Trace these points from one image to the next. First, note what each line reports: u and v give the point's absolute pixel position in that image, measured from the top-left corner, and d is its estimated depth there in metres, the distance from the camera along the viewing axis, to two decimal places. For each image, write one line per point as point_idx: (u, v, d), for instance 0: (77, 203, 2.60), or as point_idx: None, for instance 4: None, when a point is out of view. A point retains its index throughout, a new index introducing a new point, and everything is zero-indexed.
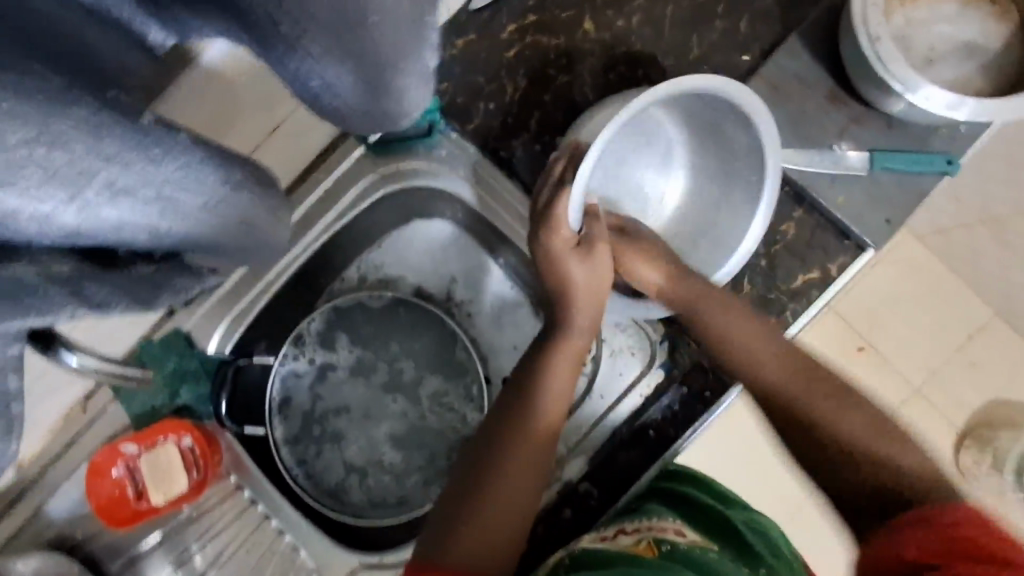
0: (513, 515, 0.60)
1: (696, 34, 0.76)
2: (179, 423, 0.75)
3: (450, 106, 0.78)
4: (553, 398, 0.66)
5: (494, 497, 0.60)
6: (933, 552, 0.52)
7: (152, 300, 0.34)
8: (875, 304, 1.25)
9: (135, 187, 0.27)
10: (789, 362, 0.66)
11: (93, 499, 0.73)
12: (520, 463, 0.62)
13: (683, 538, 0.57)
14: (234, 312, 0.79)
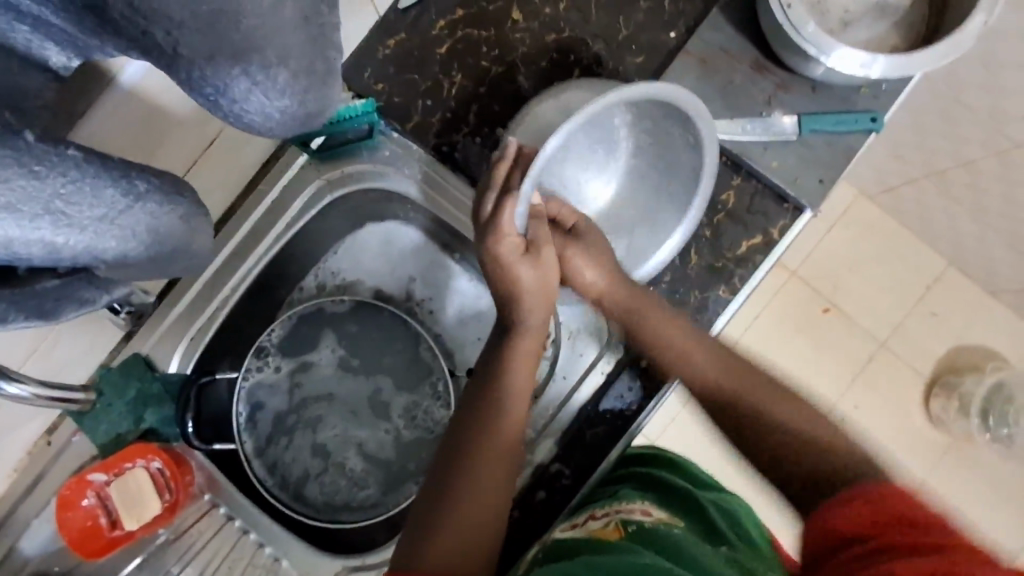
0: (488, 511, 0.62)
1: (623, 16, 0.78)
2: (146, 446, 0.75)
3: (388, 106, 0.78)
4: (518, 398, 0.67)
5: (469, 501, 0.61)
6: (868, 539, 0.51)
7: (57, 312, 0.33)
8: (838, 265, 1.30)
9: (23, 202, 0.25)
10: (721, 381, 0.69)
11: (65, 533, 0.72)
12: (489, 461, 0.63)
13: (649, 517, 0.59)
14: (192, 331, 0.79)
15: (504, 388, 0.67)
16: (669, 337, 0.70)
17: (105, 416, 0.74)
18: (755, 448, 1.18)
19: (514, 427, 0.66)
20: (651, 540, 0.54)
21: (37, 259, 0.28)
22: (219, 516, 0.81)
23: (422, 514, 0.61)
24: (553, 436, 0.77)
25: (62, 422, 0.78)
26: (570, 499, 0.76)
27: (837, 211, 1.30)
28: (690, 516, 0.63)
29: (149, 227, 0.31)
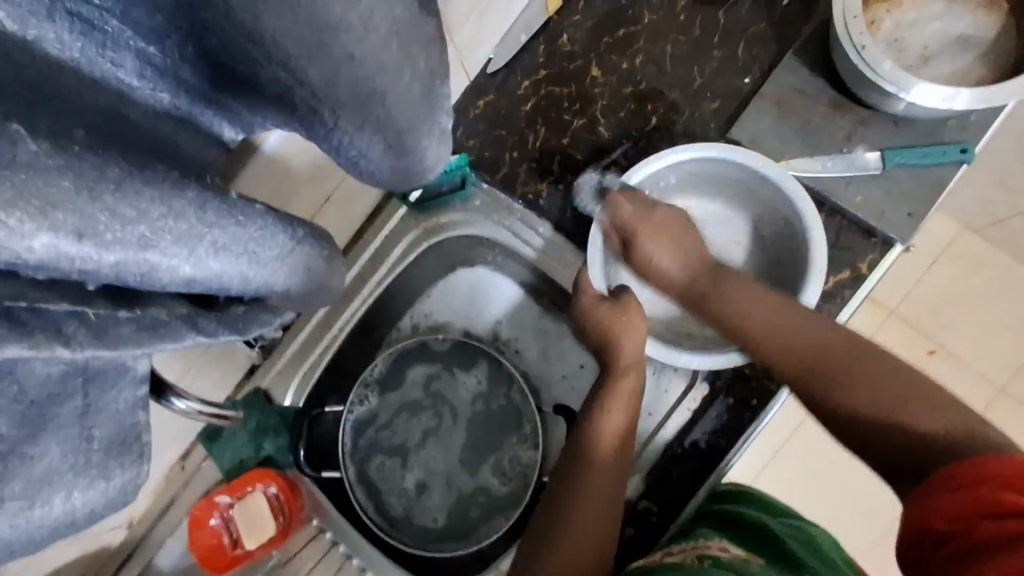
0: (592, 543, 0.64)
1: (697, 66, 0.83)
2: (267, 471, 0.83)
3: (480, 159, 0.86)
4: (615, 441, 0.69)
5: (574, 533, 0.64)
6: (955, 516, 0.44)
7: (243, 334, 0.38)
8: (942, 305, 1.23)
9: (231, 245, 0.32)
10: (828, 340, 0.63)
11: (195, 548, 0.80)
12: (591, 496, 0.66)
13: (727, 553, 0.61)
14: (304, 367, 0.88)
15: (601, 431, 0.69)
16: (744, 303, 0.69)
17: (230, 443, 0.85)
18: (867, 506, 1.12)
19: (617, 464, 0.68)
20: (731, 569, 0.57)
21: (230, 291, 0.35)
22: (326, 541, 0.86)
23: (529, 548, 0.66)
24: (641, 472, 0.78)
25: (194, 449, 0.88)
26: (661, 535, 0.76)
27: (939, 246, 1.24)
28: (769, 548, 0.64)
29: (301, 268, 0.38)
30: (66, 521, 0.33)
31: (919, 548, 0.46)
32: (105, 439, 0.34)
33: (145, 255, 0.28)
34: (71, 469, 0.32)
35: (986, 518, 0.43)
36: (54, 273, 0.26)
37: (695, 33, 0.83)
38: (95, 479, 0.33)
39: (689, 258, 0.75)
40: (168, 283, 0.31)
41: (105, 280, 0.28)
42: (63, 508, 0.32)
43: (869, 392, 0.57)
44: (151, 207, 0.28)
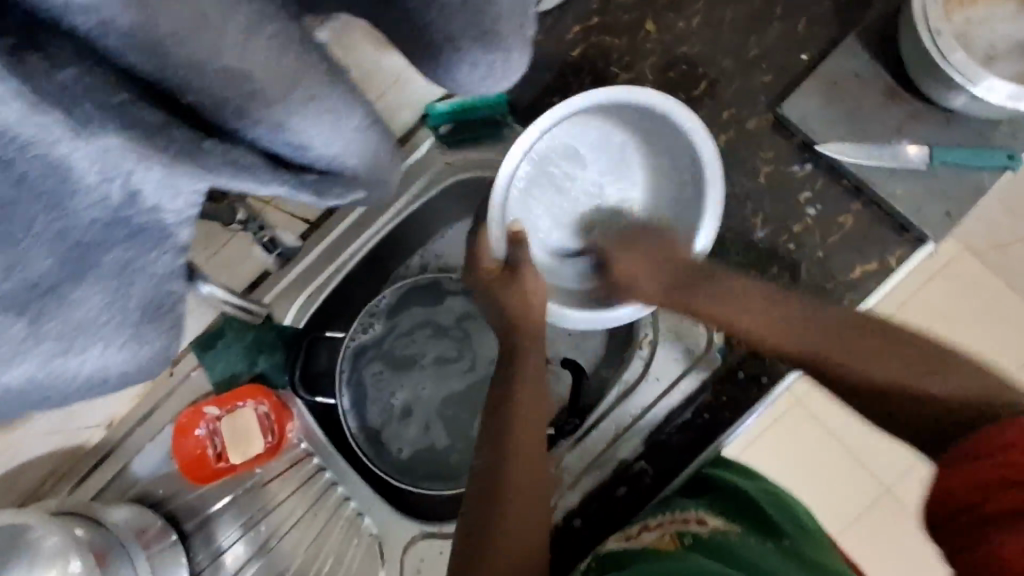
0: (534, 513, 0.60)
1: (755, 36, 0.80)
2: (258, 388, 0.81)
3: (517, 100, 0.83)
4: (531, 396, 0.68)
5: (514, 502, 0.60)
6: (978, 483, 0.44)
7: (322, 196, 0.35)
8: (930, 320, 1.19)
9: (321, 102, 0.31)
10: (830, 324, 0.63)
11: (178, 455, 0.79)
12: (527, 463, 0.63)
13: (705, 526, 0.63)
14: (310, 287, 0.82)
15: (519, 391, 0.68)
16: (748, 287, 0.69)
17: (225, 354, 0.82)
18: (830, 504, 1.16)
19: (539, 416, 0.67)
20: (707, 547, 0.58)
21: (302, 156, 0.33)
22: (311, 466, 0.86)
23: (474, 513, 0.60)
24: (640, 435, 0.78)
25: (183, 358, 0.85)
26: (653, 497, 0.77)
27: (936, 264, 1.21)
28: (748, 510, 0.65)
29: (369, 155, 0.35)
30: (93, 381, 0.32)
31: (946, 514, 0.45)
32: (139, 307, 0.32)
33: (242, 79, 0.28)
34: (112, 321, 0.31)
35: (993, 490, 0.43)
36: (157, 61, 0.26)
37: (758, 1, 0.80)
38: (126, 345, 0.32)
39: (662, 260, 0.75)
40: (251, 126, 0.30)
41: (199, 93, 0.28)
42: (90, 365, 0.31)
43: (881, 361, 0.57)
44: (265, 26, 0.28)
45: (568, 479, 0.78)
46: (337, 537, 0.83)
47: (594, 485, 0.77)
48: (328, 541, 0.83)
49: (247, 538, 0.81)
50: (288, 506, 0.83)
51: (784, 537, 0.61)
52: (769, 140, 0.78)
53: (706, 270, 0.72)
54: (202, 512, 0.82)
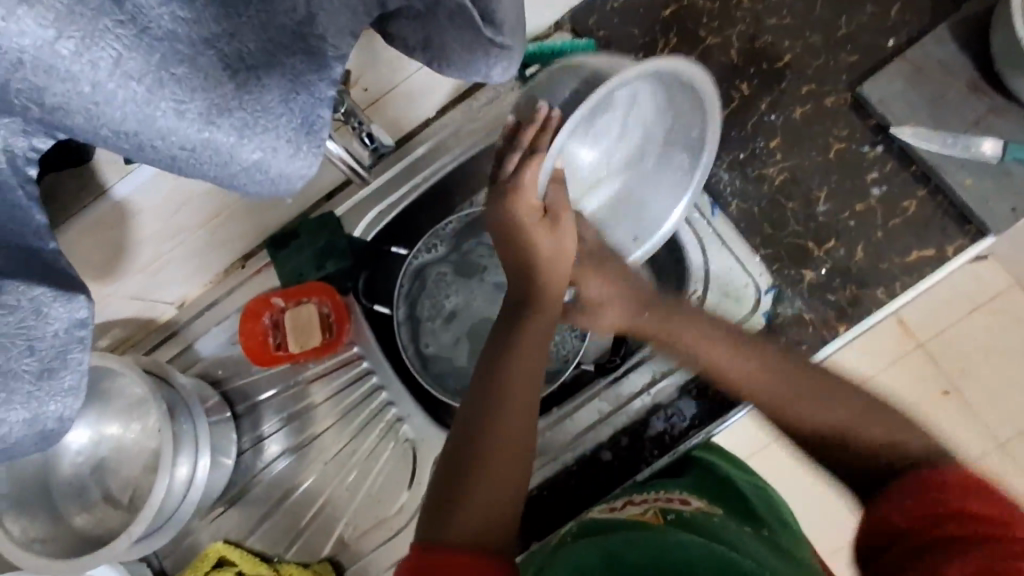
0: (506, 486, 0.59)
1: (846, 15, 0.82)
2: (323, 288, 0.86)
3: (605, 52, 0.87)
4: (524, 370, 0.66)
5: (491, 462, 0.60)
6: (917, 513, 0.50)
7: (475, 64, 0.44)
8: (969, 351, 1.18)
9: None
10: (774, 378, 0.63)
11: (244, 337, 0.85)
12: (509, 420, 0.62)
13: (688, 505, 0.67)
14: (385, 203, 0.89)
15: (510, 364, 0.66)
16: (699, 332, 0.68)
17: (295, 255, 0.87)
18: (839, 515, 1.17)
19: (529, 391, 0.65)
20: (687, 521, 0.63)
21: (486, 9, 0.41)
22: (361, 368, 0.90)
23: (442, 484, 0.59)
24: (679, 382, 0.79)
25: (258, 252, 0.92)
26: (680, 442, 0.79)
27: (988, 296, 1.18)
28: (732, 502, 0.72)
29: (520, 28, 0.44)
30: (257, 169, 0.36)
31: (882, 532, 0.52)
32: (303, 111, 0.37)
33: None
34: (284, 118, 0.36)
35: (948, 519, 0.49)
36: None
37: None
38: (289, 143, 0.37)
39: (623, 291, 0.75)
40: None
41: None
42: (260, 149, 0.35)
43: (837, 414, 0.59)
44: None
45: (600, 413, 0.81)
46: (370, 442, 0.88)
47: (627, 421, 0.80)
48: (362, 443, 0.88)
49: (290, 424, 0.89)
50: (329, 405, 0.89)
51: (760, 527, 0.68)
52: (844, 117, 0.80)
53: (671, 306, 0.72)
54: (252, 398, 0.89)
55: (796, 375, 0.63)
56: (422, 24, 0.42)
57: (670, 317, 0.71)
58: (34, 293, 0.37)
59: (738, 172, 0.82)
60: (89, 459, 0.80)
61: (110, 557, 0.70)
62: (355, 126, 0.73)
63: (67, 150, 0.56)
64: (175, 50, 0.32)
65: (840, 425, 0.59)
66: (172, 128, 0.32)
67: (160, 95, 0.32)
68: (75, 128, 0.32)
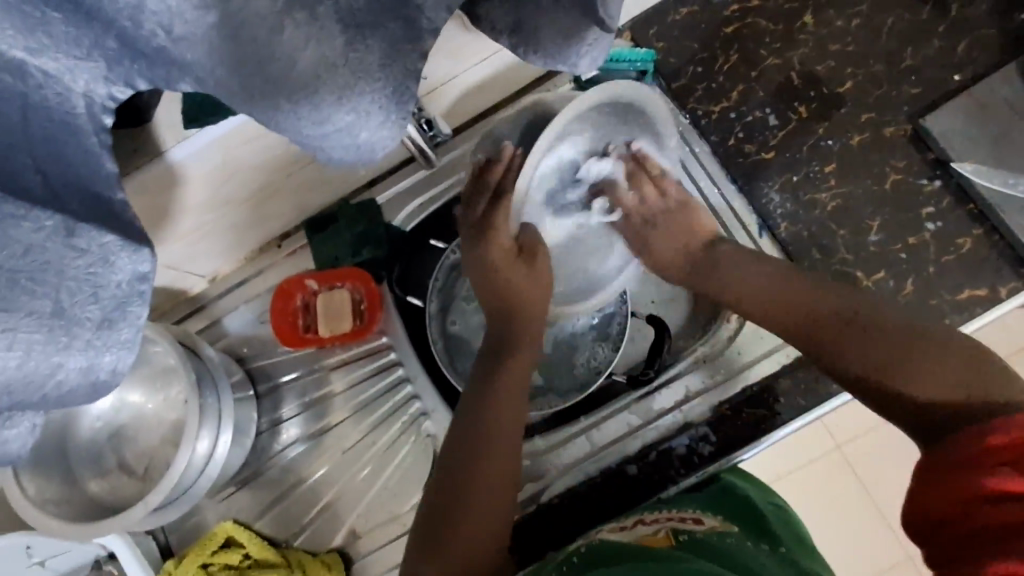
0: (488, 540, 0.64)
1: (912, 47, 0.81)
2: (359, 274, 0.85)
3: (663, 63, 0.86)
4: (501, 430, 0.68)
5: (468, 528, 0.64)
6: (955, 499, 0.47)
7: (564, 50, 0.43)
8: None
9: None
10: (825, 295, 0.66)
11: (275, 317, 0.84)
12: (492, 472, 0.67)
13: (700, 526, 0.66)
14: (428, 196, 0.88)
15: (487, 425, 0.69)
16: (746, 281, 0.72)
17: (334, 239, 0.87)
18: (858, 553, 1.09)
19: (508, 447, 0.68)
20: (698, 544, 0.61)
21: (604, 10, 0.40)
22: (388, 359, 0.88)
23: (422, 532, 0.65)
24: (710, 402, 0.78)
25: (294, 234, 0.91)
26: (709, 464, 0.77)
27: None
28: (750, 518, 0.69)
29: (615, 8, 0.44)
30: (346, 133, 0.37)
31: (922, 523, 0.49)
32: (397, 82, 0.37)
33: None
34: (385, 82, 0.37)
35: (979, 502, 0.45)
36: None
37: (923, 15, 0.82)
38: (382, 112, 0.37)
39: (677, 246, 0.79)
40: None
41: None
42: (353, 113, 0.36)
43: (876, 354, 0.61)
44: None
45: (626, 426, 0.80)
46: (389, 435, 0.86)
47: (656, 438, 0.78)
48: (381, 436, 0.86)
49: (309, 409, 0.88)
50: (349, 394, 0.88)
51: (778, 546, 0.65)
52: (903, 149, 0.79)
53: (712, 252, 0.76)
54: (274, 379, 0.88)
55: (835, 304, 0.65)
56: (515, 7, 0.42)
57: (716, 270, 0.76)
58: (103, 240, 0.36)
59: (789, 195, 0.80)
60: (107, 424, 0.79)
61: (122, 525, 0.69)
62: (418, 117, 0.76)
63: (131, 108, 0.58)
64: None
65: (883, 359, 0.60)
66: (288, 70, 0.34)
67: (284, 34, 0.33)
68: (193, 61, 0.34)
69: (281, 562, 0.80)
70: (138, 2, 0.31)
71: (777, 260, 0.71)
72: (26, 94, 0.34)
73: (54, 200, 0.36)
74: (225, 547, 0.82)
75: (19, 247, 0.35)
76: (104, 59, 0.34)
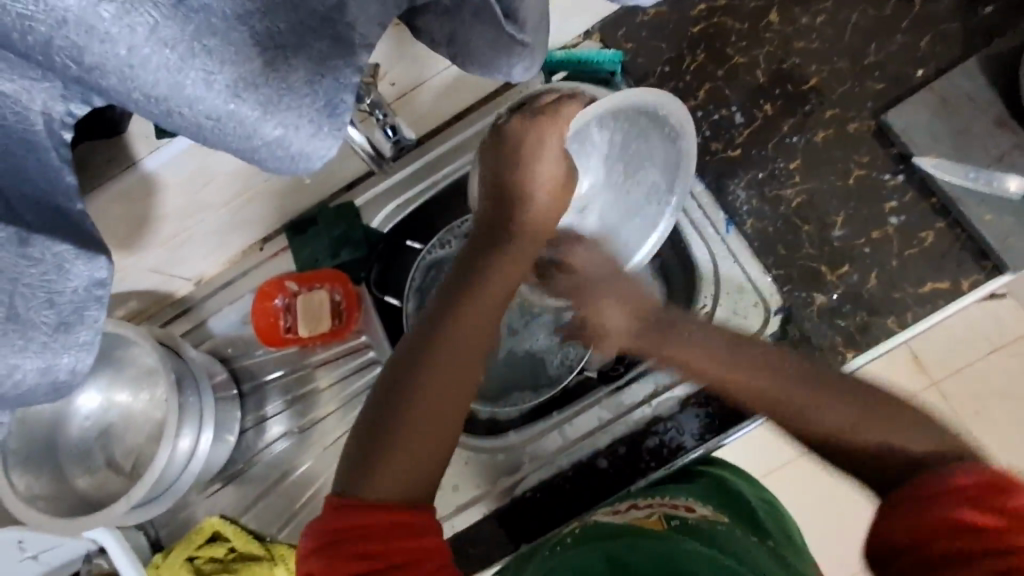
0: (435, 447, 0.60)
1: (875, 44, 0.82)
2: (338, 276, 0.87)
3: (631, 64, 0.87)
4: (466, 347, 0.65)
5: (418, 430, 0.59)
6: (919, 527, 0.46)
7: (493, 61, 0.46)
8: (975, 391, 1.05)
9: None
10: (788, 365, 0.62)
11: (257, 318, 0.87)
12: (451, 380, 0.62)
13: (692, 514, 0.66)
14: (405, 196, 0.90)
15: (454, 334, 0.65)
16: (707, 342, 0.68)
17: (313, 242, 0.89)
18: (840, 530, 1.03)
19: (466, 373, 0.63)
20: (692, 528, 0.61)
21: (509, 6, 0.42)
22: (367, 357, 0.91)
23: (363, 442, 0.59)
24: (677, 392, 0.79)
25: (276, 236, 0.93)
26: (681, 457, 0.79)
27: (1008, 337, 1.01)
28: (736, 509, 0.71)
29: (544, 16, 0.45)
30: (277, 146, 0.38)
31: (884, 545, 0.48)
32: (327, 95, 0.39)
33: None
34: (308, 96, 0.39)
35: (947, 531, 0.44)
36: None
37: (886, 12, 0.83)
38: (310, 123, 0.39)
39: (635, 307, 0.76)
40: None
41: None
42: (282, 126, 0.38)
43: (848, 411, 0.57)
44: None
45: (598, 420, 0.82)
46: None
47: (624, 431, 0.80)
48: None
49: (292, 406, 0.90)
50: (333, 391, 0.90)
51: (767, 537, 0.67)
52: (867, 144, 0.80)
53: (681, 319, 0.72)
54: (259, 378, 0.91)
55: (807, 372, 0.61)
56: (449, 20, 0.45)
57: (679, 336, 0.70)
58: (58, 249, 0.39)
59: (755, 191, 0.82)
60: (95, 424, 0.82)
61: (109, 519, 0.72)
62: (379, 121, 0.74)
63: (101, 120, 0.60)
64: (209, 25, 0.34)
65: (841, 425, 0.56)
66: (181, 94, 0.35)
67: (191, 64, 0.34)
68: (107, 88, 0.34)
69: (265, 554, 0.84)
70: (44, 38, 0.32)
71: (770, 346, 0.66)
72: None
73: (10, 212, 0.38)
74: (213, 541, 0.85)
75: None
76: (58, 81, 0.36)
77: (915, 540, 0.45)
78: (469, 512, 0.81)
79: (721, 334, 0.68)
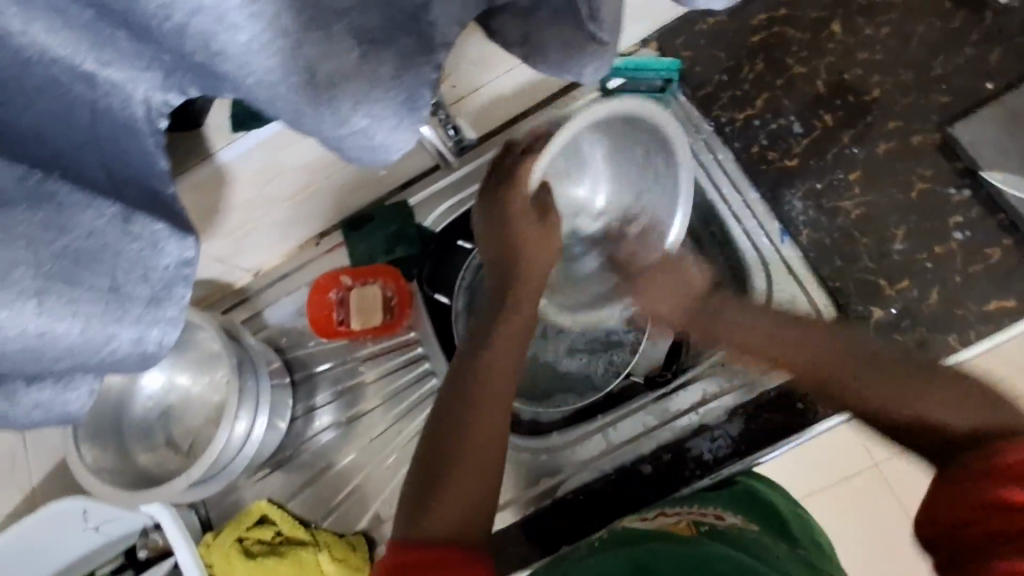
0: (479, 474, 0.60)
1: (943, 55, 0.81)
2: (390, 272, 0.90)
3: (688, 72, 0.87)
4: (497, 368, 0.67)
5: (460, 458, 0.61)
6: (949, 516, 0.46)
7: (566, 64, 0.48)
8: None
9: None
10: (824, 348, 0.60)
11: (311, 310, 0.89)
12: (483, 407, 0.64)
13: (721, 521, 0.64)
14: (459, 197, 0.93)
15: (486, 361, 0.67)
16: (750, 325, 0.69)
17: (367, 238, 0.91)
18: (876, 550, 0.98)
19: (501, 395, 0.65)
20: (720, 535, 0.59)
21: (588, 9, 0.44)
22: (416, 353, 0.93)
23: (418, 483, 0.60)
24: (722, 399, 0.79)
25: (332, 233, 0.97)
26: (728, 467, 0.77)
27: None
28: (768, 516, 0.67)
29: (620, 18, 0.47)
30: (363, 135, 0.41)
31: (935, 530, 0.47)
32: (409, 90, 0.42)
33: None
34: (392, 88, 0.41)
35: (990, 507, 0.44)
36: None
37: (954, 24, 0.82)
38: (393, 115, 0.41)
39: (678, 300, 0.78)
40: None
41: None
42: (368, 117, 0.40)
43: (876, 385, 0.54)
44: None
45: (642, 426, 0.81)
46: (413, 426, 0.91)
47: (667, 438, 0.79)
48: (405, 425, 0.91)
49: (340, 397, 0.93)
50: (379, 385, 0.92)
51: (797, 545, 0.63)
52: (932, 157, 0.79)
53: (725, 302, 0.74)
54: (309, 369, 0.93)
55: (821, 349, 0.60)
56: (526, 21, 0.46)
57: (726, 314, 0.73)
58: (154, 229, 0.42)
59: (812, 202, 0.80)
60: (157, 404, 0.86)
61: (167, 494, 0.75)
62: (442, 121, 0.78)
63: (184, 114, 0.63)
64: (315, 16, 0.36)
65: (887, 396, 0.53)
66: (286, 79, 0.37)
67: (299, 52, 0.36)
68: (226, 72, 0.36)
69: (309, 541, 0.85)
70: (177, 23, 0.34)
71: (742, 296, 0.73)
72: (96, 101, 0.39)
73: (116, 193, 0.42)
74: (259, 524, 0.88)
75: (84, 231, 0.40)
76: (162, 69, 0.38)
77: (963, 528, 0.45)
78: (508, 513, 0.81)
79: (764, 309, 0.70)
